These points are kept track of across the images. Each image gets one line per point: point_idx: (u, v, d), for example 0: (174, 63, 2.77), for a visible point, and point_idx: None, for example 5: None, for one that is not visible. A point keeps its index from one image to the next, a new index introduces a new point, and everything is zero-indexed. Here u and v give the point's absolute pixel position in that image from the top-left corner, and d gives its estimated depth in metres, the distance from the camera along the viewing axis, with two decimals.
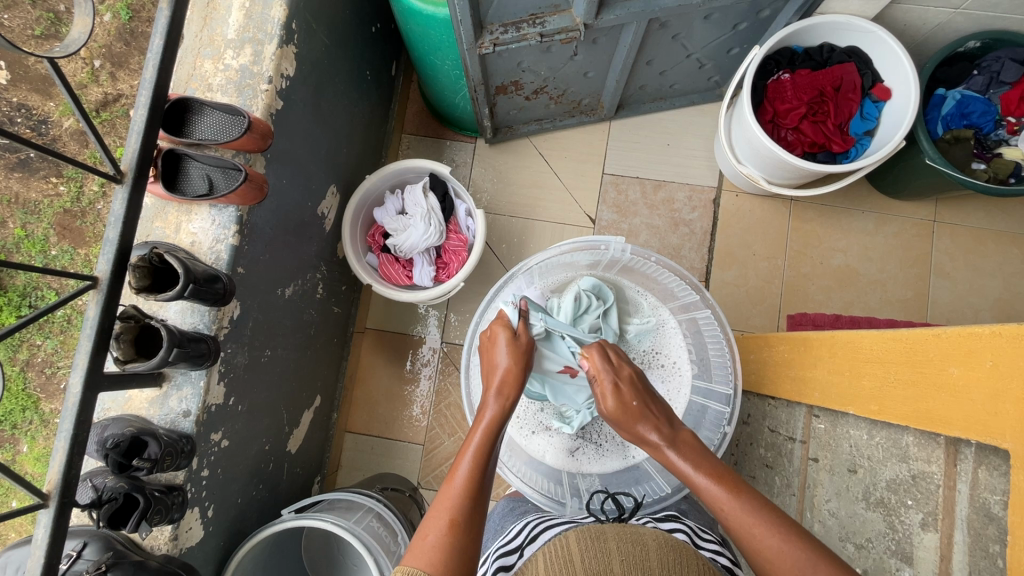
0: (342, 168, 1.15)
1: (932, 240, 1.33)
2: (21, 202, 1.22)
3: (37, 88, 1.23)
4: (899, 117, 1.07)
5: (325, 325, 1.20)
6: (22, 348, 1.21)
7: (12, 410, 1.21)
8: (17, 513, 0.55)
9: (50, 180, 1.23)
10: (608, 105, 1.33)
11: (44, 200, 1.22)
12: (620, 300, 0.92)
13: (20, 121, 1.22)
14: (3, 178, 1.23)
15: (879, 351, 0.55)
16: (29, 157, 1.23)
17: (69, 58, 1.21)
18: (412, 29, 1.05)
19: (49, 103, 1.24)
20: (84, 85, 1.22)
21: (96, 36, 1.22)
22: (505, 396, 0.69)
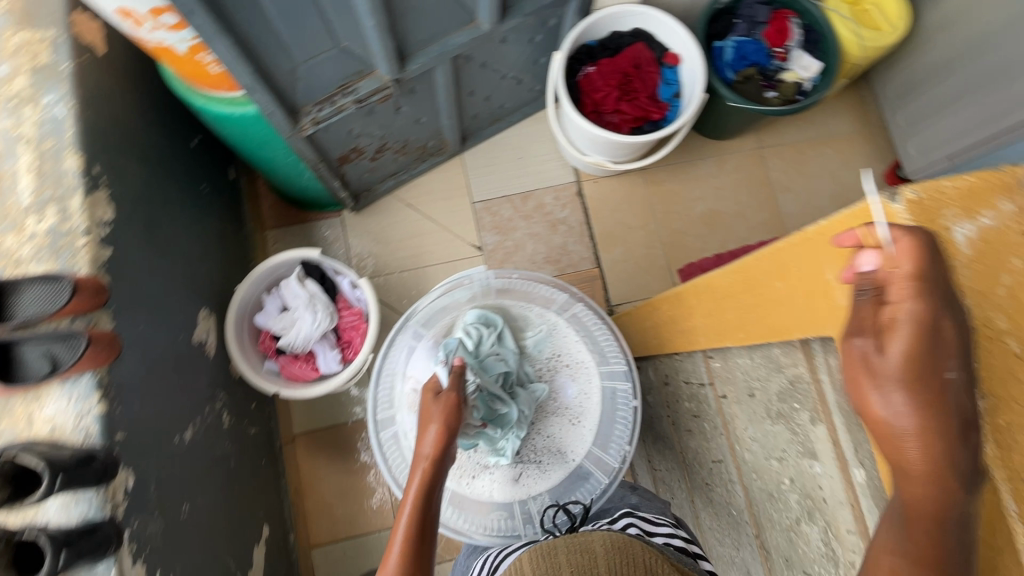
0: (207, 287, 1.09)
1: (766, 165, 1.50)
2: None
3: None
4: (693, 75, 1.21)
5: (245, 450, 1.12)
6: None
7: None
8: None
9: None
10: (452, 140, 1.38)
11: None
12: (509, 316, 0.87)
13: None
14: None
15: (728, 287, 0.61)
16: None
17: None
18: (231, 133, 1.04)
19: None
20: None
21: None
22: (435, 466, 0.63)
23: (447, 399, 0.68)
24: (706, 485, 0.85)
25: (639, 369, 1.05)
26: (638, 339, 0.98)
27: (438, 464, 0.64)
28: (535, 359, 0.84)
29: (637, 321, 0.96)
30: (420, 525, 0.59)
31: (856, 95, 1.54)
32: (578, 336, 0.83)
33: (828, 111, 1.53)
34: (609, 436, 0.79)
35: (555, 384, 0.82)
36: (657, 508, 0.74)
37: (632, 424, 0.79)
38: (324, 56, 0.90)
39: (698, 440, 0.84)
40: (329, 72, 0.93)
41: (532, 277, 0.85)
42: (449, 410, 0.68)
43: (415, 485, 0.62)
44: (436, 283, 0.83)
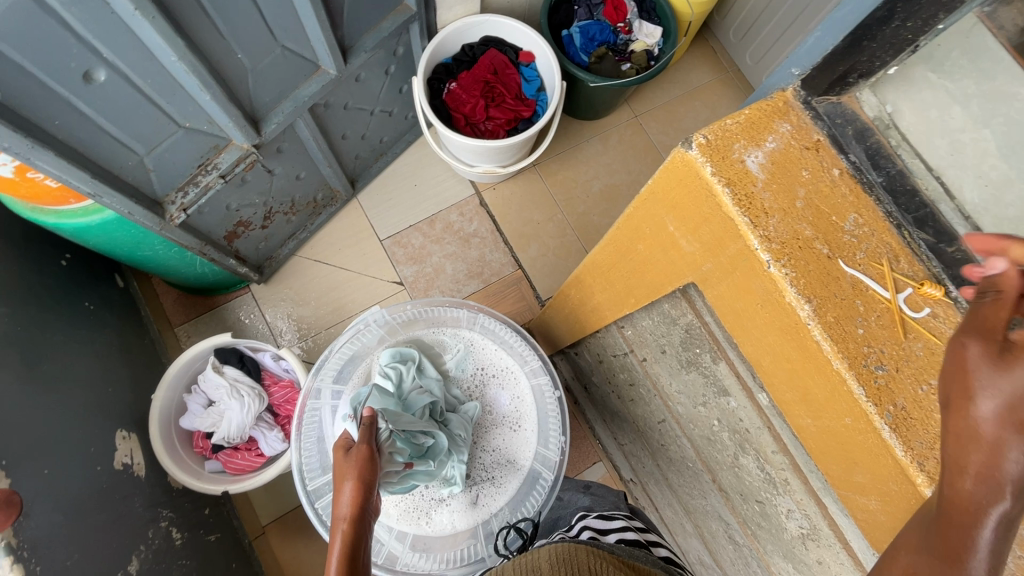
0: (118, 405, 1.03)
1: (645, 130, 1.58)
2: None
3: None
4: (549, 67, 1.25)
5: (209, 561, 1.05)
6: None
7: None
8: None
9: None
10: (340, 187, 1.37)
11: None
12: None
13: None
14: None
15: (606, 261, 0.64)
16: None
17: None
18: (97, 243, 0.98)
19: None
20: None
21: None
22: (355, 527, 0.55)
23: (359, 449, 0.62)
24: (662, 446, 0.88)
25: (577, 355, 1.07)
26: (564, 328, 1.00)
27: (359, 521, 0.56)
28: (459, 383, 0.84)
29: (556, 311, 0.98)
30: None
31: (706, 47, 1.65)
32: (495, 345, 0.84)
33: (686, 67, 1.63)
34: (549, 430, 0.80)
35: (486, 398, 0.83)
36: (609, 503, 0.77)
37: (563, 414, 0.81)
38: (169, 141, 0.87)
39: (641, 407, 0.87)
40: (180, 155, 0.90)
41: (435, 303, 0.86)
42: (361, 459, 0.61)
43: (335, 555, 0.53)
44: (341, 332, 0.82)
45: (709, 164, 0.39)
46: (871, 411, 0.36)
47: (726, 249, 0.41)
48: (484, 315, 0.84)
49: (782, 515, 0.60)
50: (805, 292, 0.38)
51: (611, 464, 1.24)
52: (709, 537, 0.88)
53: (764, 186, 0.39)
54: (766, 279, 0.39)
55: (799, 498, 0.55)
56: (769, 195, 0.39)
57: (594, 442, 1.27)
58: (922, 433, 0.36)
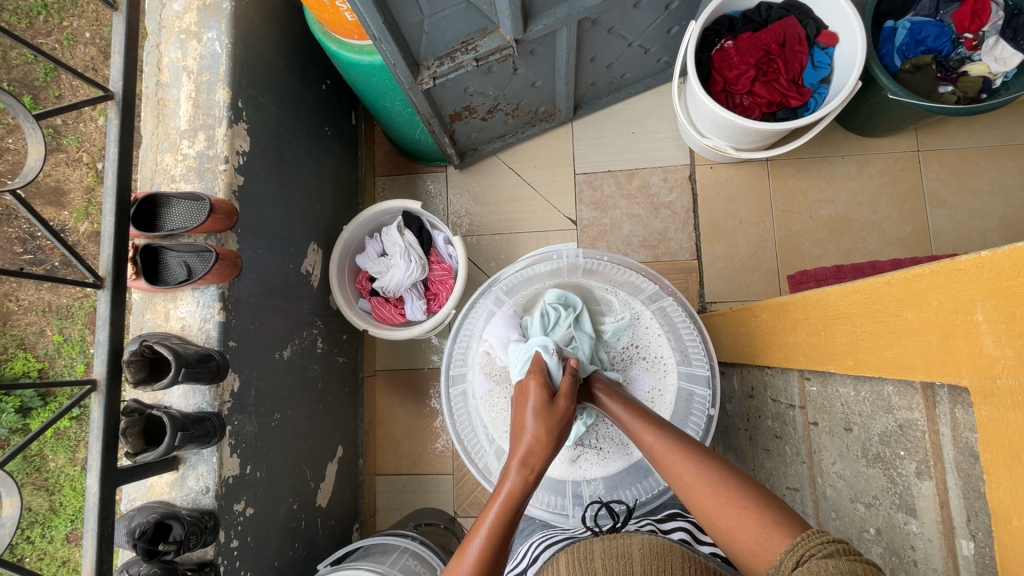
0: (319, 222, 1.19)
1: (920, 171, 1.30)
2: (54, 309, 1.33)
3: (51, 201, 1.31)
4: (851, 58, 1.05)
5: (332, 376, 1.22)
6: (79, 447, 1.36)
7: (75, 504, 1.36)
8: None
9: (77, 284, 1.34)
10: (564, 107, 1.34)
11: (74, 304, 1.34)
12: (590, 300, 0.85)
13: (40, 235, 1.32)
14: (34, 291, 1.33)
15: (843, 305, 0.54)
16: (55, 266, 1.32)
17: (73, 167, 1.32)
18: (356, 80, 1.09)
19: (64, 212, 1.32)
20: (93, 188, 1.34)
21: (94, 141, 1.33)
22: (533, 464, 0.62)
23: (562, 409, 0.67)
24: None
25: (723, 374, 0.99)
26: (727, 344, 0.91)
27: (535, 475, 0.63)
28: (608, 349, 0.82)
29: (730, 324, 0.89)
30: (506, 524, 0.57)
31: None
32: (660, 330, 0.80)
33: (1018, 115, 1.27)
34: None
35: (628, 374, 0.81)
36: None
37: (703, 432, 0.75)
38: (451, 10, 0.90)
39: (773, 462, 0.78)
40: (452, 26, 0.94)
41: (618, 261, 0.79)
42: (560, 422, 0.66)
43: (509, 480, 0.61)
44: (523, 255, 0.81)
45: None
46: None
47: None
48: (663, 296, 0.79)
49: None
50: None
51: None
52: None
53: None
54: None
55: None
56: None
57: None
58: None
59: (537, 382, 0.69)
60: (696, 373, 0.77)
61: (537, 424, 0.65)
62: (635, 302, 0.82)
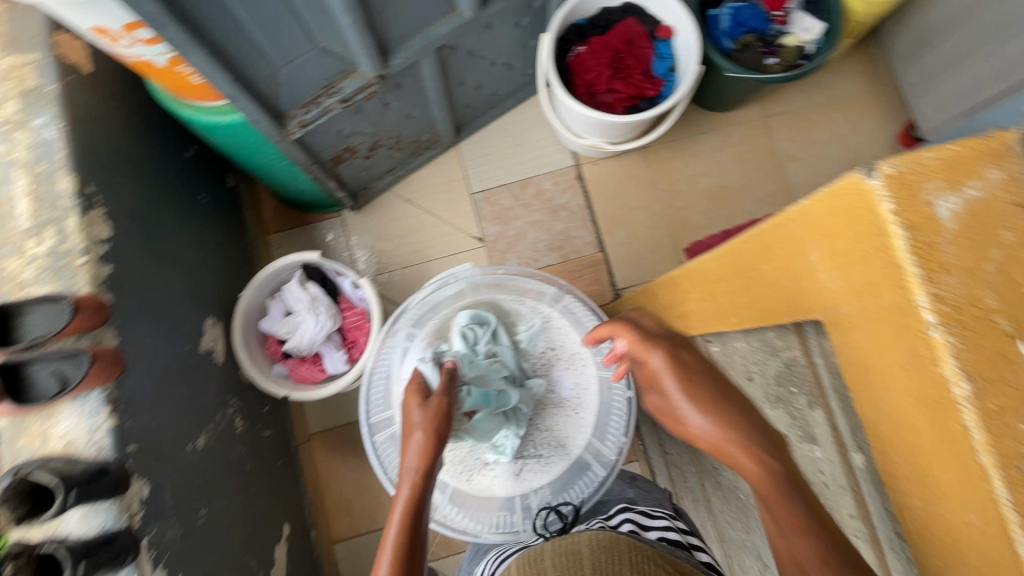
0: (212, 294, 1.11)
1: (771, 134, 1.45)
2: None
3: None
4: (688, 46, 1.16)
5: (260, 452, 1.14)
6: None
7: None
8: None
9: None
10: (445, 132, 1.36)
11: None
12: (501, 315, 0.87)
13: None
14: None
15: (717, 270, 0.59)
16: None
17: None
18: (223, 142, 1.04)
19: None
20: None
21: None
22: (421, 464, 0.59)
23: (437, 404, 0.65)
24: (714, 469, 0.84)
25: None
26: None
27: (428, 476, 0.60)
28: (526, 357, 0.84)
29: (637, 306, 0.94)
30: (411, 536, 0.53)
31: (865, 54, 1.47)
32: (571, 329, 0.83)
33: (835, 73, 1.47)
34: (607, 424, 0.79)
35: (551, 377, 0.83)
36: (655, 500, 0.73)
37: (627, 415, 0.79)
38: (304, 57, 0.89)
39: None
40: (310, 73, 0.92)
41: (518, 271, 0.84)
42: (438, 414, 0.64)
43: (404, 493, 0.57)
44: (427, 282, 0.83)
45: (893, 202, 0.33)
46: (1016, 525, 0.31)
47: (881, 297, 0.36)
48: (566, 296, 0.82)
49: None
50: (972, 369, 0.32)
51: (649, 468, 1.21)
52: (739, 572, 0.85)
53: (951, 238, 0.33)
54: (922, 342, 0.34)
55: None
56: (956, 250, 0.33)
57: (636, 442, 1.24)
58: None
59: (411, 386, 0.68)
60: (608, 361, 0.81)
61: (417, 426, 0.63)
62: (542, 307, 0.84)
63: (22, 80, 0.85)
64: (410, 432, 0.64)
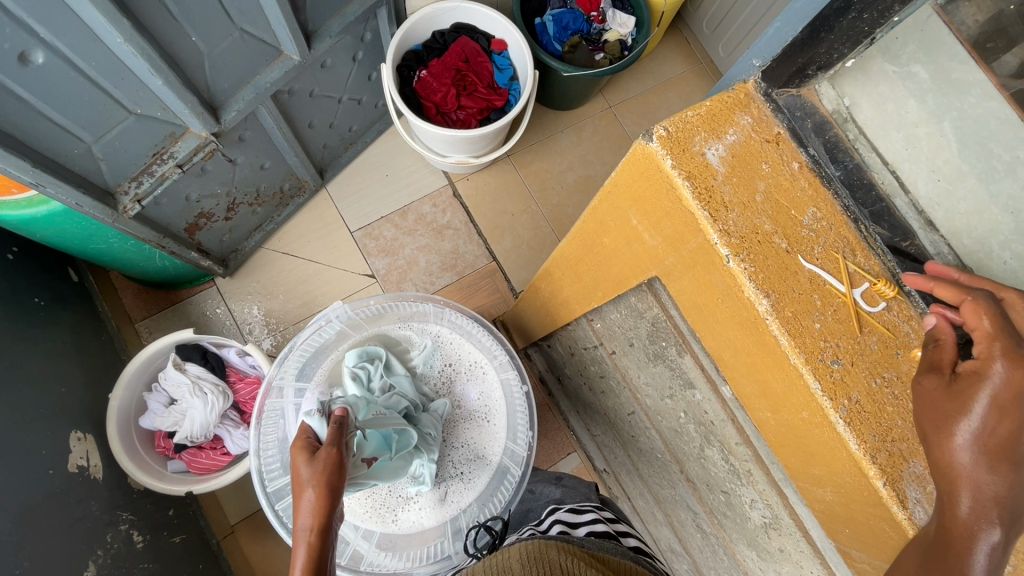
0: (72, 404, 0.98)
1: (619, 120, 1.57)
2: None
3: None
4: (521, 54, 1.23)
5: (174, 563, 1.01)
6: None
7: None
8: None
9: None
10: (308, 177, 1.33)
11: None
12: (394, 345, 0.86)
13: None
14: None
15: (572, 255, 0.64)
16: None
17: None
18: (47, 235, 0.93)
19: None
20: None
21: None
22: (317, 529, 0.52)
23: (327, 455, 0.58)
24: (631, 438, 0.89)
25: (550, 347, 1.07)
26: (537, 321, 0.99)
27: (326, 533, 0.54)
28: (426, 380, 0.83)
29: (528, 303, 0.97)
30: None
31: (679, 37, 1.65)
32: (463, 340, 0.84)
33: (659, 58, 1.63)
34: (518, 424, 0.81)
35: (455, 393, 0.83)
36: (580, 494, 0.76)
37: (531, 410, 0.81)
38: (121, 127, 0.83)
39: (611, 399, 0.87)
40: (133, 143, 0.86)
41: (400, 297, 0.85)
42: (330, 466, 0.57)
43: (299, 567, 0.50)
44: (304, 328, 0.81)
45: (669, 158, 0.38)
46: (827, 405, 0.37)
47: (687, 243, 0.41)
48: (451, 311, 0.84)
49: (747, 506, 0.61)
50: (763, 286, 0.37)
51: (585, 455, 1.24)
52: (679, 526, 0.89)
53: (724, 178, 0.39)
54: (726, 274, 0.39)
55: (763, 489, 0.56)
56: (729, 188, 0.39)
57: (568, 434, 1.27)
58: (874, 426, 0.37)
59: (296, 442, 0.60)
60: (503, 362, 0.83)
61: (308, 485, 0.55)
62: (432, 325, 0.85)
63: None
64: (300, 492, 0.56)
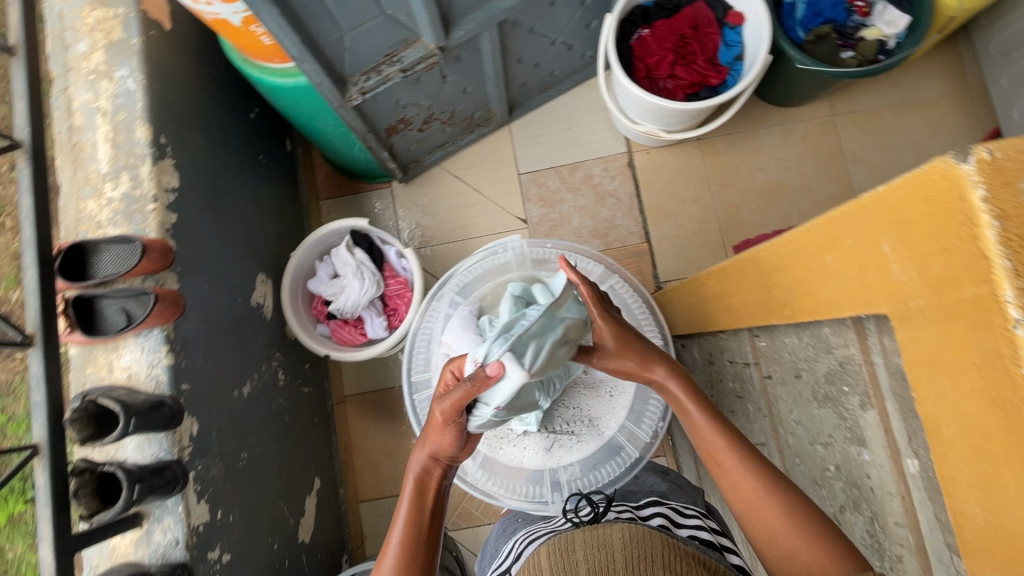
0: (265, 252, 1.15)
1: (838, 133, 1.39)
2: None
3: None
4: (758, 34, 1.11)
5: (299, 407, 1.18)
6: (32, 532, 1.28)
7: None
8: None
9: (12, 357, 1.28)
10: (499, 110, 1.36)
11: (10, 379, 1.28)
12: None
13: None
14: None
15: (775, 258, 0.57)
16: None
17: None
18: (284, 104, 1.07)
19: None
20: (16, 254, 1.29)
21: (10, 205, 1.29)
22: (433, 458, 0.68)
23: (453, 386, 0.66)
24: None
25: (683, 347, 1.02)
26: (681, 316, 0.94)
27: (441, 464, 0.69)
28: None
29: (681, 297, 0.92)
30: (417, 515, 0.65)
31: (951, 54, 1.38)
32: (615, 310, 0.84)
33: (915, 73, 1.38)
34: (642, 409, 0.80)
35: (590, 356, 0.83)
36: (687, 496, 0.72)
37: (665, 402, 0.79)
38: (371, 24, 0.91)
39: (740, 421, 0.82)
40: (375, 40, 0.94)
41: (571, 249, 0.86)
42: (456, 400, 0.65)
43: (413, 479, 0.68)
44: (476, 252, 0.85)
45: (984, 188, 0.31)
46: None
47: (959, 292, 0.34)
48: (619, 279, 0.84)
49: None
50: None
51: (676, 463, 1.20)
52: None
53: None
54: (1001, 340, 0.32)
55: None
56: None
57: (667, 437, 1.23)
58: None
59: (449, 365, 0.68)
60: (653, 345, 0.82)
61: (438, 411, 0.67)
62: (589, 286, 0.85)
63: (107, 33, 0.90)
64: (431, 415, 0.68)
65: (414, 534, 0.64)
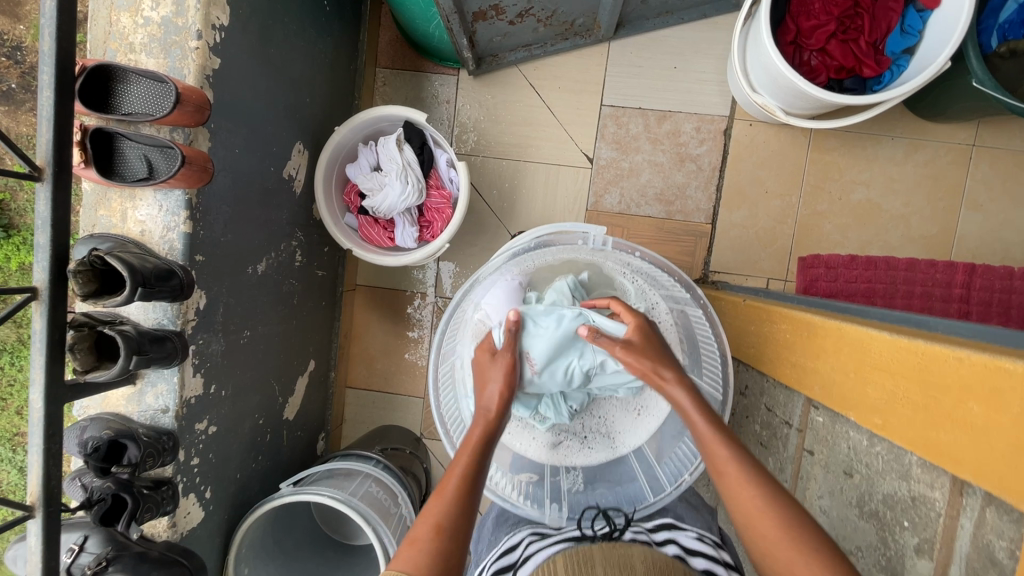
0: (309, 118, 1.03)
1: (969, 169, 1.21)
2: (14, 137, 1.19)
3: (3, 10, 1.13)
4: (945, 33, 0.89)
5: (310, 290, 1.14)
6: None
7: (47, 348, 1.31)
8: (4, 528, 0.60)
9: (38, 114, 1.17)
10: (605, 25, 1.16)
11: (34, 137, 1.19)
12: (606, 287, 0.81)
13: None
14: None
15: (887, 357, 0.49)
16: (10, 88, 1.15)
17: None
18: None
19: (19, 26, 1.14)
20: None
21: None
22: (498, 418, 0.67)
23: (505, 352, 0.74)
24: None
25: None
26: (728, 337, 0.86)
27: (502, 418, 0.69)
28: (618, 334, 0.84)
29: (732, 317, 0.84)
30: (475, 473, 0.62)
31: None
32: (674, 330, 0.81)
33: None
34: (665, 437, 0.80)
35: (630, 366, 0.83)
36: (703, 523, 0.73)
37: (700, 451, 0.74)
38: None
39: None
40: None
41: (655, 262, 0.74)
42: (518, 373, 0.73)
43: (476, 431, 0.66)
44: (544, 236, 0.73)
45: None
46: None
47: None
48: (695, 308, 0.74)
49: None
50: None
51: None
52: None
53: None
54: None
55: None
56: None
57: None
58: None
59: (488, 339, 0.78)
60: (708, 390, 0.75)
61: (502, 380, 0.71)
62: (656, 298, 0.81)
63: None
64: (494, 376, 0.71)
65: (465, 470, 0.62)
